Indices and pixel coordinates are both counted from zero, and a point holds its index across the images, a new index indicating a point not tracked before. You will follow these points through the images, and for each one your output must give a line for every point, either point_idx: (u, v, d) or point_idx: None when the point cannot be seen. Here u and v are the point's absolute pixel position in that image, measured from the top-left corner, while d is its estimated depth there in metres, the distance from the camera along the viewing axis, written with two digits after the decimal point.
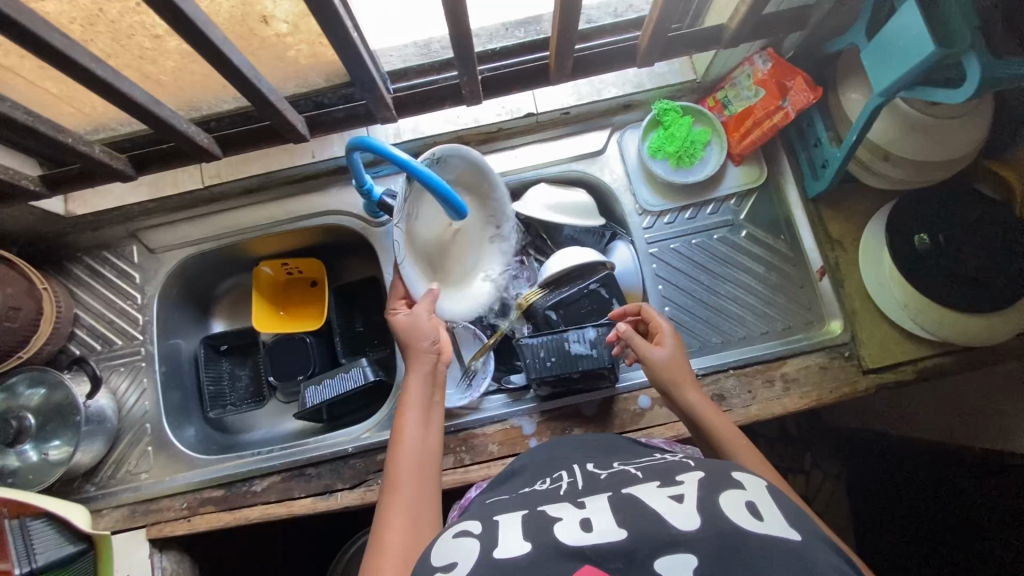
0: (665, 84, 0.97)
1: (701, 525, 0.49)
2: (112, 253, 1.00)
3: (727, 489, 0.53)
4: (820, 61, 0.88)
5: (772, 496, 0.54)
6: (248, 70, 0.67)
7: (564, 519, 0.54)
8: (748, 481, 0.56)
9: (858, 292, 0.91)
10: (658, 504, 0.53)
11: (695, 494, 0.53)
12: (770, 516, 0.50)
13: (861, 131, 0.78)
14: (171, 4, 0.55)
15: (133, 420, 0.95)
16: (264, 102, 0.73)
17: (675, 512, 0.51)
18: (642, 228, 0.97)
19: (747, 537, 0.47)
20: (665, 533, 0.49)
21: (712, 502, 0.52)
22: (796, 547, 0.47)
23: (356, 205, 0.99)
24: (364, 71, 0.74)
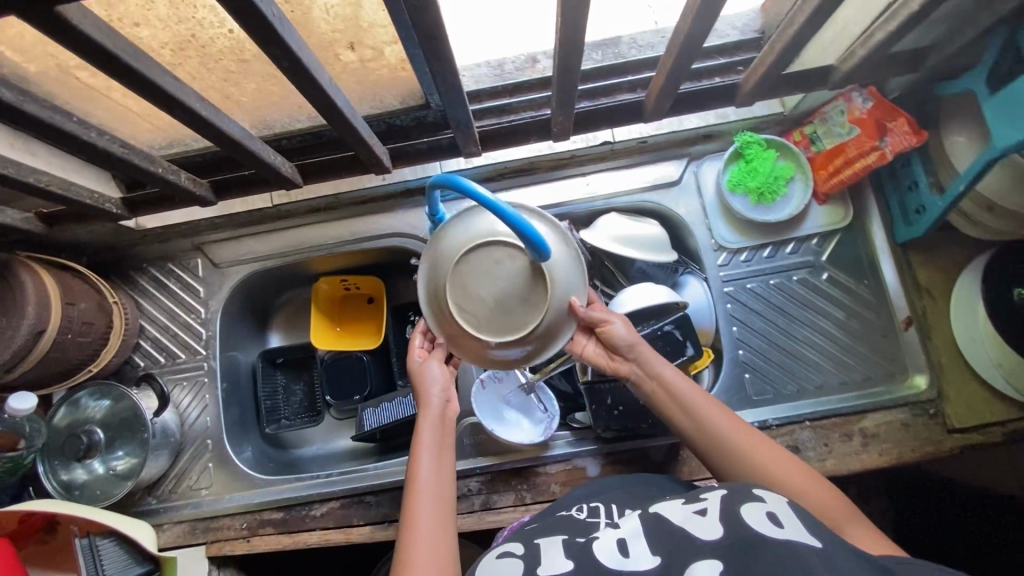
0: (751, 116, 0.93)
1: (724, 536, 0.52)
2: (177, 265, 1.00)
3: (745, 501, 0.56)
4: (923, 102, 0.83)
5: (793, 509, 0.55)
6: (346, 108, 0.65)
7: (602, 539, 0.58)
8: (766, 495, 0.57)
9: (946, 346, 0.86)
10: (685, 522, 0.56)
11: (720, 508, 0.56)
12: (790, 524, 0.52)
13: (971, 182, 0.73)
14: (289, 56, 0.51)
15: (195, 435, 0.95)
16: (356, 138, 0.72)
17: (697, 524, 0.55)
18: (717, 264, 0.94)
19: (765, 541, 0.50)
20: (690, 546, 0.52)
21: (733, 512, 0.55)
22: (818, 552, 0.48)
23: (422, 228, 0.97)
24: (461, 110, 0.74)
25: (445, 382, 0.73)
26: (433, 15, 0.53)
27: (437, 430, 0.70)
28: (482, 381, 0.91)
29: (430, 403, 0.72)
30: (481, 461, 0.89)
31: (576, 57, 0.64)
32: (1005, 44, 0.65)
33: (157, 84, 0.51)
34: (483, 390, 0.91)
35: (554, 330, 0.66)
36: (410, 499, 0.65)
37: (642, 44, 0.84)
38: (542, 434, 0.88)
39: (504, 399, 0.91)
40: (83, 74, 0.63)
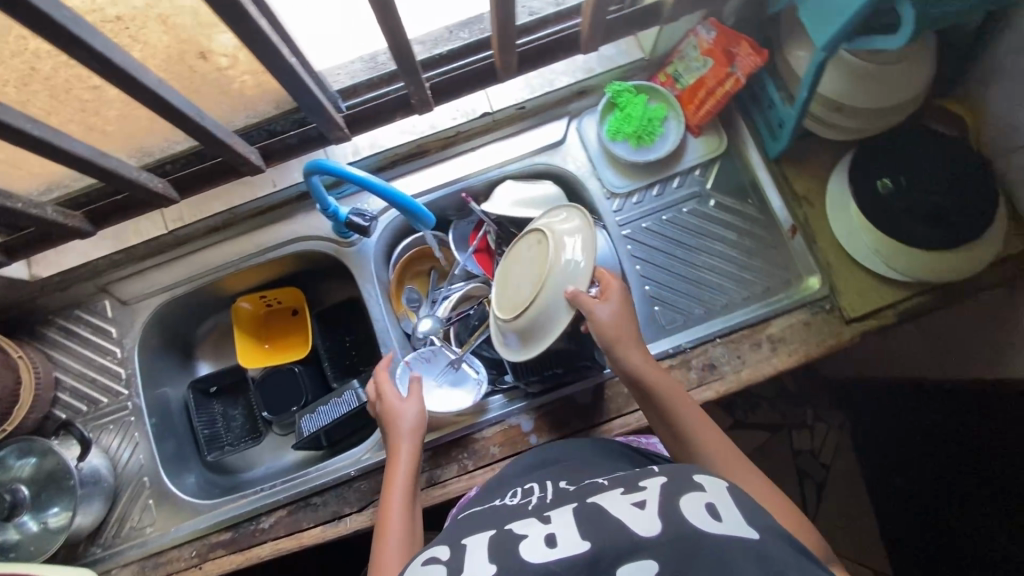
0: (614, 66, 0.98)
1: (660, 531, 0.50)
2: (85, 311, 0.99)
3: (686, 491, 0.54)
4: (763, 24, 0.89)
5: (733, 497, 0.54)
6: (191, 110, 0.69)
7: (530, 535, 0.55)
8: (707, 481, 0.56)
9: (830, 245, 0.92)
10: (621, 512, 0.54)
11: (658, 499, 0.54)
12: (729, 516, 0.51)
13: (810, 88, 0.79)
14: (79, 42, 0.55)
15: (130, 475, 0.94)
16: (211, 139, 0.75)
17: (635, 517, 0.52)
18: (612, 211, 0.98)
19: (707, 543, 0.48)
20: (626, 539, 0.50)
21: (672, 504, 0.53)
22: (753, 548, 0.48)
23: (324, 228, 0.98)
24: (309, 96, 0.75)
25: (417, 426, 0.81)
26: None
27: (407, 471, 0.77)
28: (408, 362, 0.93)
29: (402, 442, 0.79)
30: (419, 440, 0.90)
31: (398, 21, 0.67)
32: None
33: None
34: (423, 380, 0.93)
35: (546, 321, 0.76)
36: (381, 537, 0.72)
37: None
38: (478, 396, 0.91)
39: (434, 376, 0.93)
40: None
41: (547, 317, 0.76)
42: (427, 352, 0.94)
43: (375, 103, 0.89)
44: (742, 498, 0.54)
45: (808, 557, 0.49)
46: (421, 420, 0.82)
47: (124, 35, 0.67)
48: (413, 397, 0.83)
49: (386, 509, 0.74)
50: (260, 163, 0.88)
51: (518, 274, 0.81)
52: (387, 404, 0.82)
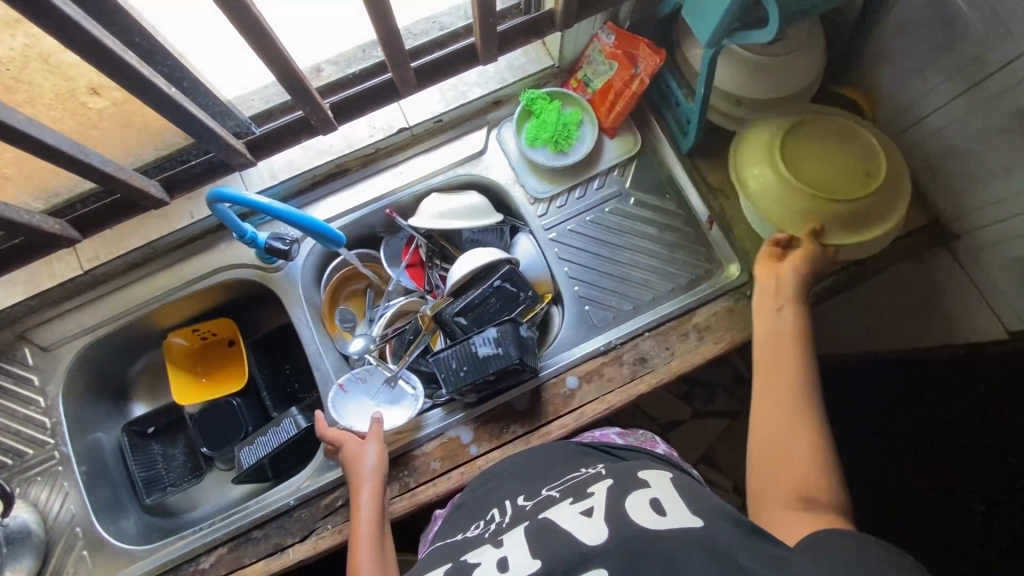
0: (526, 74, 1.00)
1: (607, 537, 0.53)
2: (5, 361, 0.95)
3: (632, 492, 0.58)
4: (659, 26, 0.93)
5: (677, 491, 0.58)
6: (71, 147, 0.66)
7: (483, 563, 0.57)
8: (652, 480, 0.60)
9: (747, 233, 0.95)
10: (570, 522, 0.56)
11: (604, 504, 0.57)
12: (672, 508, 0.55)
13: (706, 83, 0.83)
14: None
15: (61, 528, 0.90)
16: (101, 174, 0.71)
17: (584, 528, 0.55)
18: (537, 216, 0.99)
19: (655, 537, 0.51)
20: (575, 549, 0.53)
21: (618, 508, 0.56)
22: (697, 536, 0.50)
23: (249, 255, 0.97)
24: (199, 124, 0.73)
25: (379, 465, 0.82)
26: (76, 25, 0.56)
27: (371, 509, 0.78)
28: (342, 386, 0.92)
29: (366, 481, 0.80)
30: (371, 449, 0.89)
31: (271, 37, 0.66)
32: None
33: None
34: (356, 404, 0.92)
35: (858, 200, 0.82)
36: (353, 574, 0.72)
37: (417, 32, 0.86)
38: (415, 411, 0.90)
39: (372, 396, 0.92)
40: None
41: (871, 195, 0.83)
42: (361, 372, 0.93)
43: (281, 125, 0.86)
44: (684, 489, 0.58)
45: (756, 533, 0.50)
46: (381, 458, 0.82)
47: (5, 77, 0.67)
48: (371, 438, 0.84)
49: (354, 548, 0.74)
50: (164, 196, 0.82)
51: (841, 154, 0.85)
52: (346, 449, 0.84)
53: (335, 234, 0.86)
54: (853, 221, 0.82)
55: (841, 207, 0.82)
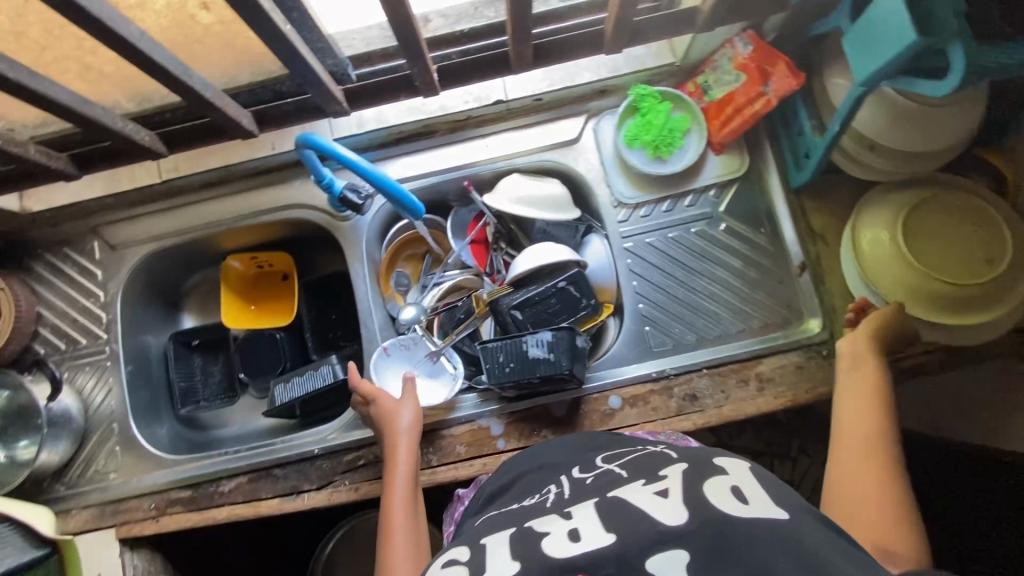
0: (643, 68, 0.93)
1: (687, 519, 0.49)
2: (73, 250, 0.97)
3: (710, 476, 0.54)
4: (805, 45, 0.83)
5: (756, 479, 0.54)
6: (176, 67, 0.65)
7: (552, 533, 0.53)
8: (729, 466, 0.56)
9: (839, 290, 0.88)
10: (644, 501, 0.53)
11: (681, 487, 0.53)
12: (755, 498, 0.51)
13: (844, 122, 0.74)
14: None
15: (100, 419, 0.94)
16: (199, 99, 0.70)
17: (662, 507, 0.51)
18: (617, 221, 0.94)
19: (737, 527, 0.48)
20: (653, 529, 0.49)
21: (697, 491, 0.52)
22: (782, 528, 0.48)
23: (320, 198, 0.96)
24: (301, 63, 0.70)
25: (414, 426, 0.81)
26: None
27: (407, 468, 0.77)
28: (386, 348, 0.91)
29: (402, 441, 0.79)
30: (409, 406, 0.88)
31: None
32: None
33: None
34: (394, 369, 0.91)
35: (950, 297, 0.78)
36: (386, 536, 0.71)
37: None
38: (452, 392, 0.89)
39: (415, 365, 0.92)
40: None
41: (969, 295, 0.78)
42: (405, 339, 0.92)
43: (383, 77, 0.85)
44: (767, 482, 0.54)
45: (838, 535, 0.49)
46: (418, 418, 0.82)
47: None
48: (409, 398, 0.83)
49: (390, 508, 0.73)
50: (255, 128, 0.87)
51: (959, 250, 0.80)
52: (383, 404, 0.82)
53: (419, 206, 0.84)
54: (972, 303, 0.79)
55: (965, 289, 0.77)
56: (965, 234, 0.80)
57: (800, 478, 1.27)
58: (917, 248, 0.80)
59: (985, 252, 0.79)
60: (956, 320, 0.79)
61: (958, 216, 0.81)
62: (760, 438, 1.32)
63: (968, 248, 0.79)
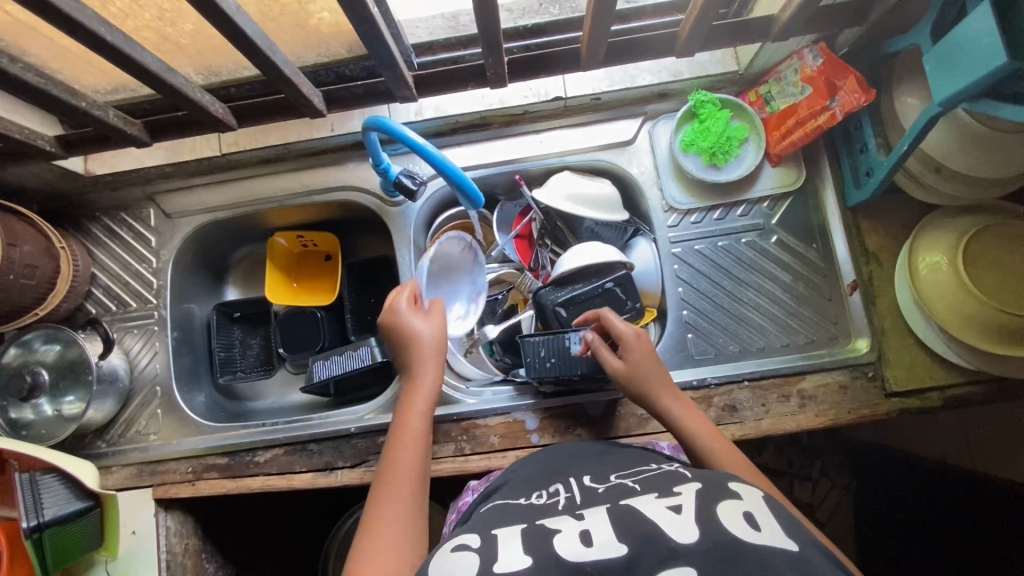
0: (705, 74, 0.91)
1: (698, 536, 0.48)
2: (130, 216, 1.00)
3: (722, 498, 0.52)
4: (876, 61, 0.82)
5: (771, 507, 0.52)
6: (262, 40, 0.65)
7: (564, 531, 0.53)
8: (744, 490, 0.54)
9: (890, 311, 0.86)
10: (655, 516, 0.52)
11: (695, 506, 0.52)
12: (767, 526, 0.49)
13: (914, 141, 0.72)
14: None
15: (144, 381, 0.96)
16: (278, 74, 0.71)
17: (671, 523, 0.50)
18: (666, 226, 0.93)
19: (747, 548, 0.46)
20: (663, 543, 0.48)
21: (709, 512, 0.51)
22: (792, 556, 0.46)
23: (373, 182, 0.97)
24: (382, 47, 0.70)
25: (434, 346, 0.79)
26: None
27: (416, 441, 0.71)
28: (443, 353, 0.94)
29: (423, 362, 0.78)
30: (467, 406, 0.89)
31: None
32: None
33: None
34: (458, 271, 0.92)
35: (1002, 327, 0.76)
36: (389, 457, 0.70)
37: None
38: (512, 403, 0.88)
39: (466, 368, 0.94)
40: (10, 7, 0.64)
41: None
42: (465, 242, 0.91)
43: (447, 66, 0.86)
44: (780, 509, 0.52)
45: None
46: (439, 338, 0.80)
47: None
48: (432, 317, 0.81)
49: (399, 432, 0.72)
50: (324, 107, 0.87)
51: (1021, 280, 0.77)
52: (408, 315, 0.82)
53: (477, 193, 0.81)
54: None
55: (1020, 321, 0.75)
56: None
57: (819, 500, 1.19)
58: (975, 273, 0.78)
59: None
60: (1009, 350, 0.77)
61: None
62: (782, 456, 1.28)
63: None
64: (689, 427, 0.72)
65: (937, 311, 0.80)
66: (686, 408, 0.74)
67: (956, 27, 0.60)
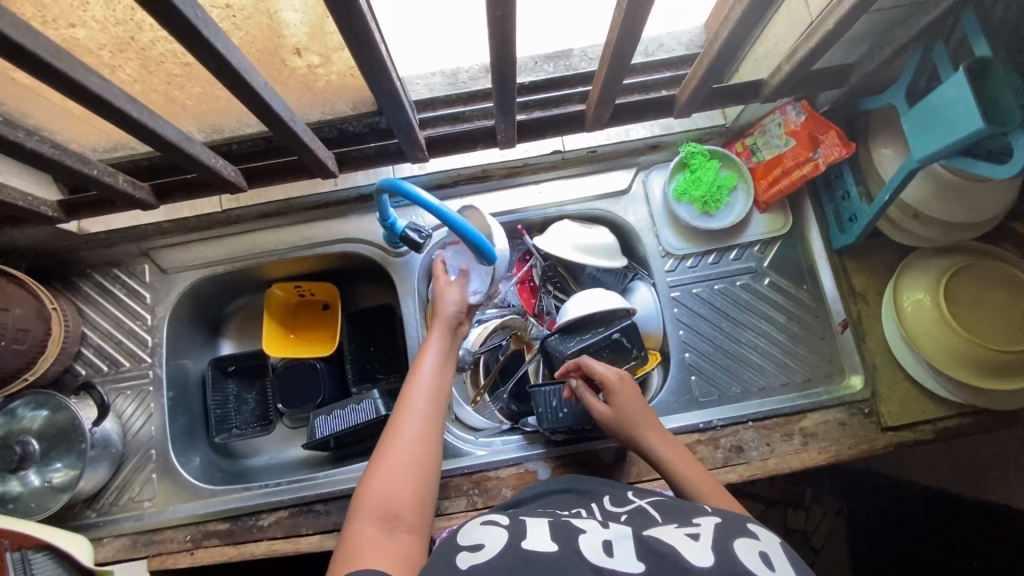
0: (695, 128, 0.97)
1: (711, 562, 0.51)
2: (123, 272, 0.98)
3: (740, 535, 0.55)
4: (852, 116, 0.88)
5: (786, 553, 0.54)
6: (285, 112, 0.66)
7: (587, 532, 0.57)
8: (760, 531, 0.56)
9: (880, 348, 0.90)
10: (674, 540, 0.54)
11: (713, 536, 0.54)
12: (782, 568, 0.51)
13: (895, 192, 0.77)
14: (219, 57, 0.53)
15: (139, 445, 0.92)
16: (299, 143, 0.74)
17: (689, 547, 0.53)
18: (665, 270, 0.97)
19: None
20: (676, 562, 0.51)
21: (726, 545, 0.53)
22: None
23: (376, 234, 0.98)
24: (403, 114, 0.73)
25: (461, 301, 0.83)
26: (362, 19, 0.53)
27: (429, 393, 0.71)
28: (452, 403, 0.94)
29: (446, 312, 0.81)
30: (479, 458, 0.88)
31: (512, 66, 0.64)
32: (922, 59, 0.69)
33: (81, 83, 0.51)
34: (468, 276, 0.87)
35: (979, 361, 0.81)
36: (405, 399, 0.70)
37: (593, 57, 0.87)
38: (519, 456, 0.88)
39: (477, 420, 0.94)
40: (18, 74, 0.64)
41: (1003, 362, 0.81)
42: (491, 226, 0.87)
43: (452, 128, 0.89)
44: (796, 558, 0.54)
45: None
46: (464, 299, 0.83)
47: (228, 21, 0.67)
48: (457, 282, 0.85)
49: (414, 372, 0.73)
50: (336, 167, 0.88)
51: (993, 317, 0.83)
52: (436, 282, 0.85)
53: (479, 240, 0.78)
54: (1007, 368, 0.81)
55: (1016, 354, 0.79)
56: (998, 301, 0.83)
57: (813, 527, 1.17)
58: (956, 308, 0.83)
59: (1015, 322, 0.82)
60: (991, 382, 0.82)
61: (994, 283, 0.84)
62: (774, 485, 1.21)
63: (1001, 317, 0.83)
64: (675, 466, 0.72)
65: (922, 345, 0.85)
66: (672, 447, 0.75)
67: (931, 94, 0.66)
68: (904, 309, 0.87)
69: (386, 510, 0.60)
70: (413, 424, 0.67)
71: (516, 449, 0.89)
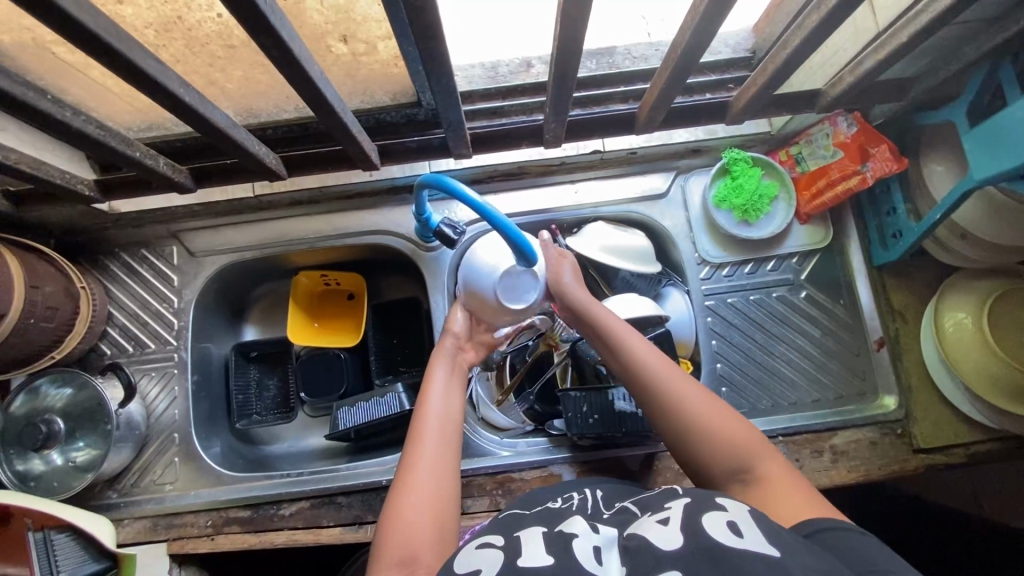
0: (739, 134, 0.94)
1: (681, 544, 0.46)
2: (151, 253, 0.97)
3: (707, 509, 0.50)
4: (905, 130, 0.86)
5: (756, 515, 0.49)
6: (336, 102, 0.65)
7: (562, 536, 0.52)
8: (728, 502, 0.51)
9: (916, 368, 0.89)
10: (644, 532, 0.50)
11: (681, 517, 0.50)
12: (752, 533, 0.47)
13: (947, 212, 0.75)
14: (281, 45, 0.51)
15: (161, 428, 0.92)
16: (344, 133, 0.72)
17: (657, 534, 0.48)
18: (699, 278, 0.95)
19: (730, 554, 0.44)
20: (647, 555, 0.46)
21: (692, 525, 0.48)
22: (773, 563, 0.43)
23: (409, 227, 0.97)
24: (455, 112, 0.72)
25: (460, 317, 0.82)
26: (432, 12, 0.52)
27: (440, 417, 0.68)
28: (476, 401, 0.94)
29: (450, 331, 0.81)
30: (502, 458, 0.87)
31: (573, 66, 0.62)
32: (989, 77, 0.67)
33: (137, 65, 0.50)
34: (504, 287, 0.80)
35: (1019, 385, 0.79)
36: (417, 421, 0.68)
37: (637, 56, 0.84)
38: (543, 459, 0.87)
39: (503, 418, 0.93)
40: (60, 50, 0.62)
41: None
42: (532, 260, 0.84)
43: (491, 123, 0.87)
44: (765, 517, 0.49)
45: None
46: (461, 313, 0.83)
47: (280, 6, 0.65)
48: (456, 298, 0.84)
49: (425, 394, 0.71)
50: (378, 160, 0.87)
51: None
52: None
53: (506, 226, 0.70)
54: None
55: None
56: None
57: None
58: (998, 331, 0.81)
59: None
60: None
61: None
62: None
63: None
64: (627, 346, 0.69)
65: (958, 366, 0.82)
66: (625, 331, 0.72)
67: (998, 115, 0.64)
68: (942, 329, 0.85)
69: (407, 546, 0.56)
70: (427, 452, 0.64)
71: (542, 452, 0.88)
